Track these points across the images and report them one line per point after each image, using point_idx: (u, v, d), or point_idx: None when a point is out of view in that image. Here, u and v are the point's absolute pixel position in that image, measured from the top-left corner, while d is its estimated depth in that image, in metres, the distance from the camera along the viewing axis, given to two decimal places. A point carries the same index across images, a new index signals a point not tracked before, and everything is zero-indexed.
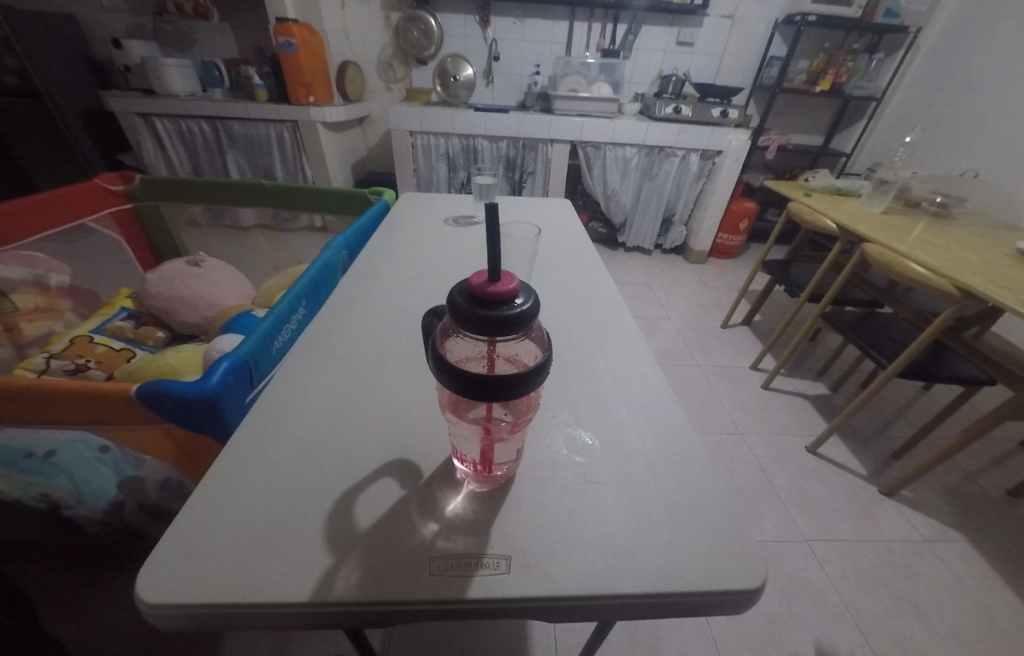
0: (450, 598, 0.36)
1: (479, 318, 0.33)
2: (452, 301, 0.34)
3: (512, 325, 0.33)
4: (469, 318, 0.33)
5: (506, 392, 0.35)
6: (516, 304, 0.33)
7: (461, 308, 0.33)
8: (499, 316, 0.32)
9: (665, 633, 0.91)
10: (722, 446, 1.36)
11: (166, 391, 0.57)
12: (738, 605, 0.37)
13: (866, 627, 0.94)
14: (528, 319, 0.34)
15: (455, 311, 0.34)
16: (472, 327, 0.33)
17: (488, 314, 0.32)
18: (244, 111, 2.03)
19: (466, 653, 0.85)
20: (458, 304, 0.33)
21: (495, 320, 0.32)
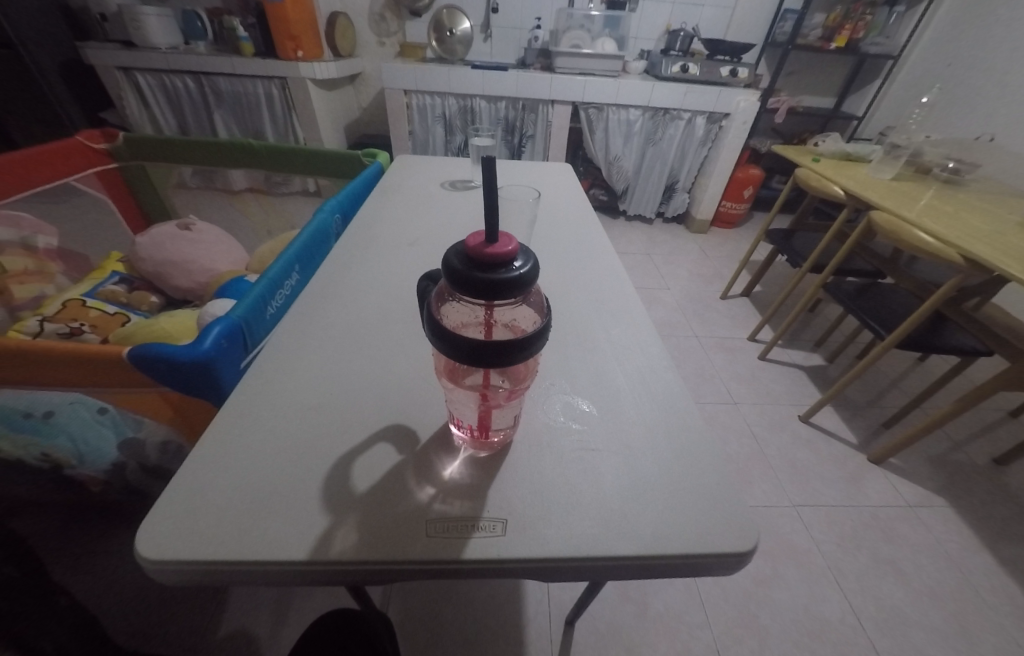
0: (446, 558, 0.36)
1: (475, 281, 0.31)
2: (448, 263, 0.32)
3: (510, 289, 0.31)
4: (466, 282, 0.31)
5: (503, 359, 0.34)
6: (515, 267, 0.32)
7: (457, 271, 0.32)
8: (496, 280, 0.31)
9: (654, 591, 0.94)
10: (717, 415, 1.37)
11: (158, 354, 0.56)
12: (729, 567, 0.38)
13: (846, 586, 0.98)
14: (528, 283, 0.32)
15: (451, 275, 0.32)
16: (469, 291, 0.32)
17: (484, 277, 0.31)
18: (229, 66, 1.92)
19: (463, 612, 0.88)
20: (454, 267, 0.32)
21: (492, 284, 0.31)
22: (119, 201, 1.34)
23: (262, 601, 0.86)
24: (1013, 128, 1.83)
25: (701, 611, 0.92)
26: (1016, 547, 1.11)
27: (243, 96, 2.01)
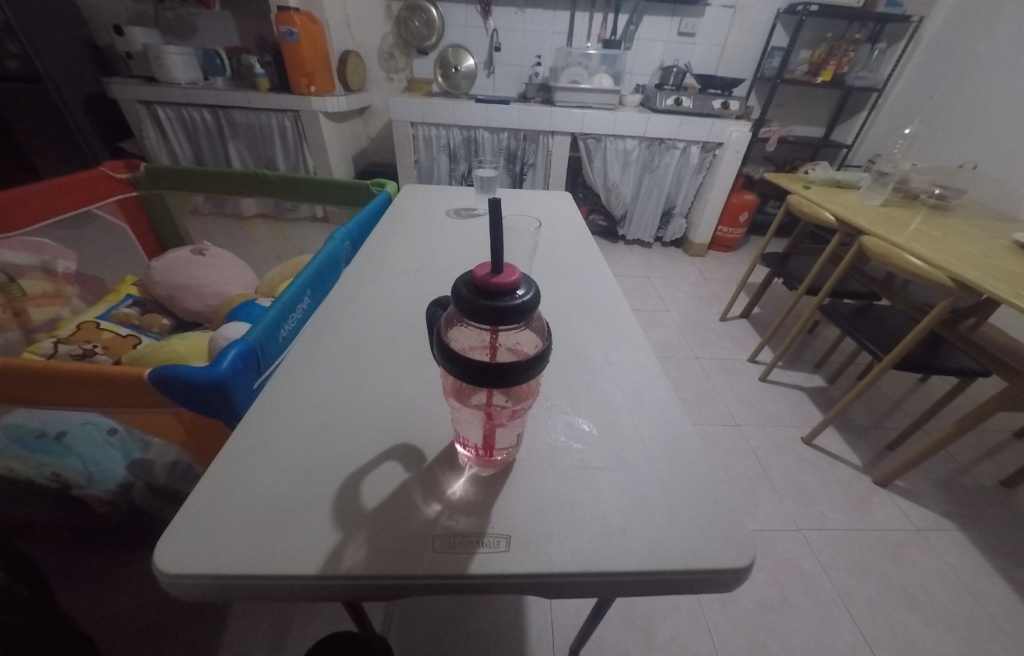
0: (452, 574, 0.37)
1: (481, 309, 0.33)
2: (456, 292, 0.35)
3: (514, 316, 0.34)
4: (472, 308, 0.34)
5: (506, 380, 0.36)
6: (518, 296, 0.34)
7: (463, 298, 0.34)
8: (500, 307, 0.33)
9: (660, 618, 0.93)
10: (719, 437, 1.37)
11: (177, 375, 0.58)
12: (729, 584, 0.38)
13: (856, 613, 0.96)
14: (530, 310, 0.35)
15: (459, 302, 0.35)
16: (476, 317, 0.34)
17: (489, 305, 0.33)
18: (244, 101, 2.02)
19: (467, 640, 0.86)
20: (461, 295, 0.34)
21: (497, 312, 0.33)
22: (136, 228, 1.39)
23: (261, 630, 0.85)
24: (996, 156, 1.90)
25: (708, 639, 0.90)
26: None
27: (257, 128, 2.11)
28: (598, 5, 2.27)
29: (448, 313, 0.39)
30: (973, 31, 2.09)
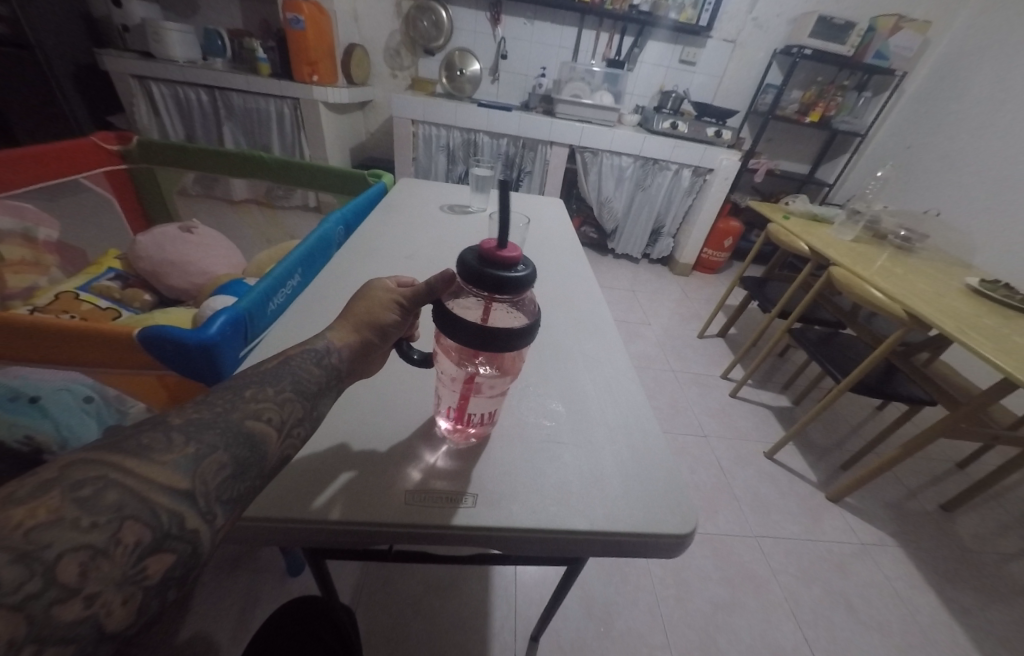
0: (421, 524, 0.41)
1: (483, 276, 0.37)
2: (461, 261, 0.38)
3: (512, 287, 0.37)
4: (474, 276, 0.38)
5: (495, 345, 0.39)
6: (517, 270, 0.38)
7: (468, 265, 0.38)
8: (502, 275, 0.37)
9: (618, 610, 0.97)
10: (687, 447, 1.43)
11: (165, 335, 0.56)
12: (672, 548, 0.43)
13: (801, 616, 1.02)
14: (525, 287, 0.38)
15: (462, 270, 0.38)
16: (475, 284, 0.38)
17: (488, 273, 0.37)
18: (244, 83, 2.01)
19: (432, 619, 0.89)
20: (467, 263, 0.38)
21: (498, 279, 0.37)
22: (122, 202, 1.37)
23: (226, 600, 0.86)
24: (958, 206, 2.05)
25: (661, 634, 0.94)
26: (958, 590, 1.18)
27: (255, 111, 2.10)
28: (604, 25, 2.35)
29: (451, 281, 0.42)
30: (949, 90, 2.25)
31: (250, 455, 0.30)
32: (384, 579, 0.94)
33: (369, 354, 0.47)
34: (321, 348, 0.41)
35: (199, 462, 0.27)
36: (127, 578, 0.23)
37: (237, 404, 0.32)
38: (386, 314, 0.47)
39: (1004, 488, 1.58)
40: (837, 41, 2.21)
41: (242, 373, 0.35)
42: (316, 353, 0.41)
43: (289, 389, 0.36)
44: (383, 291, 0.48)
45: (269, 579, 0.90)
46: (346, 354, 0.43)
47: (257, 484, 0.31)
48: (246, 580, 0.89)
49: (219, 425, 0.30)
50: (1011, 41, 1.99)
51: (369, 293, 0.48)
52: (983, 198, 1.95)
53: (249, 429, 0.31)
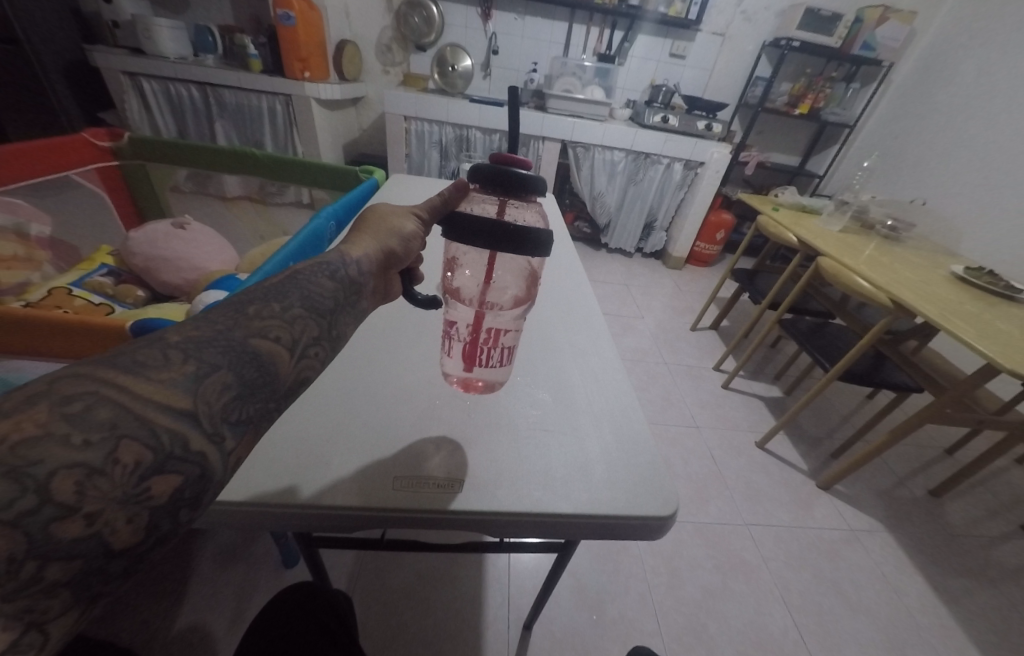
0: (407, 509, 0.41)
1: (497, 173, 0.37)
2: (472, 172, 0.39)
3: (527, 182, 0.38)
4: (486, 177, 0.38)
5: (512, 238, 0.35)
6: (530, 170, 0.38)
7: (480, 169, 0.38)
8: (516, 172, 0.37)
9: (611, 599, 0.98)
10: (680, 437, 1.45)
11: (158, 328, 0.56)
12: (653, 531, 0.44)
13: (790, 601, 1.04)
14: (539, 184, 0.38)
15: (473, 176, 0.39)
16: (485, 184, 0.38)
17: (501, 170, 0.37)
18: (235, 80, 2.00)
19: (425, 614, 0.90)
20: (477, 167, 0.38)
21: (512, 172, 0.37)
22: (114, 197, 1.36)
23: (220, 595, 0.86)
24: (945, 196, 2.07)
25: (654, 622, 0.96)
26: (945, 572, 1.20)
27: (246, 108, 2.09)
28: (595, 20, 2.35)
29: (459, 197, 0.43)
30: (937, 81, 2.27)
31: (256, 376, 0.31)
32: (376, 577, 0.94)
33: (387, 271, 0.47)
34: (330, 267, 0.41)
35: (199, 383, 0.27)
36: (130, 496, 0.23)
37: (239, 324, 0.32)
38: (400, 230, 0.48)
39: (991, 473, 1.61)
40: (825, 32, 2.23)
41: (248, 289, 0.35)
42: (328, 270, 0.40)
43: (297, 308, 0.36)
44: (396, 213, 0.49)
45: (264, 575, 0.90)
46: (359, 274, 0.42)
47: (267, 406, 0.31)
48: (241, 575, 0.90)
49: (220, 347, 0.30)
50: (996, 31, 2.01)
51: (382, 215, 0.49)
52: (968, 188, 1.97)
53: (254, 347, 0.31)
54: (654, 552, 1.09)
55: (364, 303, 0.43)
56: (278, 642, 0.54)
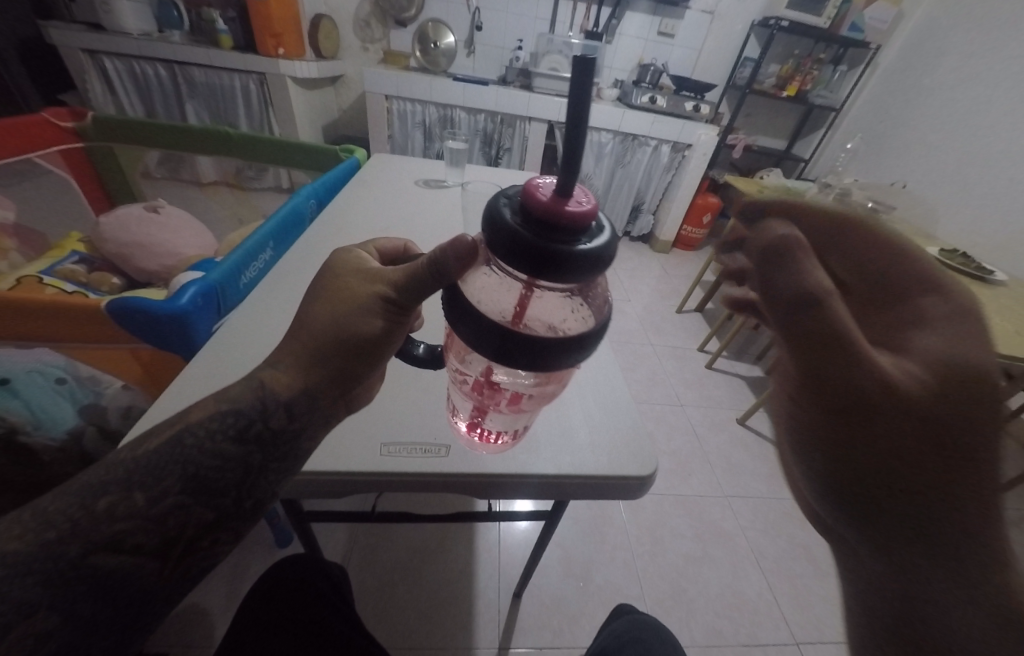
0: (396, 472, 0.42)
1: (552, 259, 0.24)
2: (501, 233, 0.25)
3: (594, 272, 0.25)
4: (530, 257, 0.24)
5: (558, 365, 0.28)
6: (600, 246, 0.25)
7: (522, 240, 0.24)
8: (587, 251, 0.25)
9: (597, 567, 1.02)
10: (663, 415, 1.48)
11: (135, 305, 0.56)
12: (634, 490, 0.46)
13: (764, 564, 1.10)
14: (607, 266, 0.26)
15: (505, 251, 0.25)
16: (512, 261, 0.25)
17: (552, 251, 0.24)
18: (204, 58, 1.92)
19: (417, 583, 0.92)
20: (520, 233, 0.24)
21: (583, 254, 0.24)
22: (81, 180, 1.29)
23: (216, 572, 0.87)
24: (924, 178, 2.11)
25: (637, 587, 1.00)
26: None
27: (218, 87, 2.00)
28: None
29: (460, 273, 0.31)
30: (921, 64, 2.29)
31: (107, 594, 0.31)
32: (371, 549, 0.97)
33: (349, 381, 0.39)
34: (249, 412, 0.36)
35: (6, 632, 0.27)
36: None
37: (83, 531, 0.31)
38: (359, 318, 0.36)
39: None
40: (814, 13, 2.22)
41: (119, 474, 0.33)
42: (240, 422, 0.36)
43: (175, 493, 0.33)
44: (356, 283, 0.37)
45: (257, 555, 0.90)
46: (293, 417, 0.37)
47: (121, 619, 0.32)
48: (233, 556, 0.90)
49: (38, 579, 0.29)
50: (980, 14, 2.02)
51: (336, 291, 0.37)
52: (947, 170, 2.01)
53: (101, 562, 0.31)
54: (638, 522, 1.13)
55: (308, 444, 0.39)
56: (275, 609, 0.56)
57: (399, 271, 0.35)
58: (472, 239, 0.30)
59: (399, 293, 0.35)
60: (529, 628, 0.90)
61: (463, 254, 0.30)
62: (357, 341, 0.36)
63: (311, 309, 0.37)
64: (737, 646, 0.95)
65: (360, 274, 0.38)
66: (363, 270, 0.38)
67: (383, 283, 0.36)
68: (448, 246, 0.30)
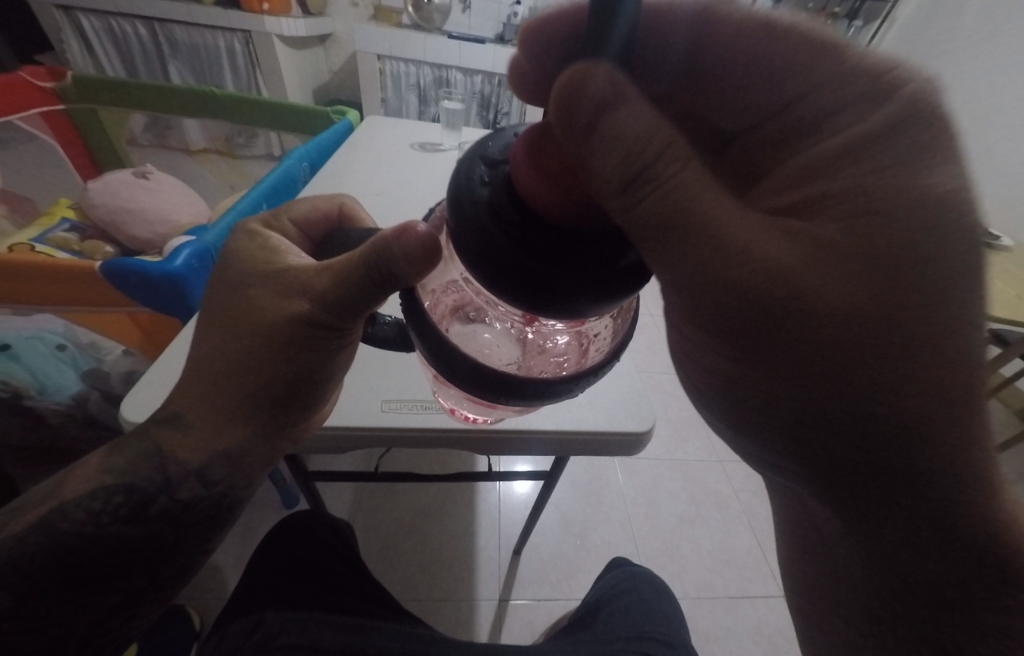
0: (399, 427, 0.43)
1: (539, 285, 0.20)
2: (473, 234, 0.20)
3: (600, 301, 0.21)
4: (512, 276, 0.20)
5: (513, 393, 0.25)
6: (607, 270, 0.20)
7: (502, 254, 0.20)
8: (589, 276, 0.20)
9: (594, 527, 1.06)
10: (662, 383, 1.48)
11: (130, 266, 0.55)
12: (632, 445, 0.47)
13: (756, 524, 1.15)
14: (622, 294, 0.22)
15: (476, 261, 0.20)
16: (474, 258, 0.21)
17: (518, 259, 0.19)
18: (185, 15, 1.81)
19: (422, 542, 0.96)
20: (500, 238, 0.20)
21: (583, 280, 0.20)
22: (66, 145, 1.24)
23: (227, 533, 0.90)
24: None
25: (633, 545, 1.04)
26: None
27: (201, 47, 1.91)
28: None
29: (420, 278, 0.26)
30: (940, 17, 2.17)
31: None
32: (377, 511, 1.00)
33: (307, 394, 0.37)
34: (140, 489, 0.36)
35: None
36: None
37: None
38: (300, 332, 0.33)
39: None
40: None
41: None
42: (145, 495, 0.36)
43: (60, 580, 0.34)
44: (288, 291, 0.33)
45: (267, 516, 0.93)
46: (208, 479, 0.38)
47: None
48: (242, 516, 0.92)
49: None
50: None
51: (268, 304, 0.34)
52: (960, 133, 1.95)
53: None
54: (635, 485, 1.16)
55: (241, 489, 0.40)
56: (284, 556, 0.58)
57: (332, 274, 0.31)
58: (422, 231, 0.25)
59: (335, 304, 0.31)
60: (528, 583, 0.95)
61: (420, 259, 0.25)
62: (306, 354, 0.34)
63: (243, 327, 0.34)
64: (726, 597, 1.01)
65: (288, 280, 0.33)
66: (292, 274, 0.34)
67: (314, 292, 0.31)
68: (392, 250, 0.25)
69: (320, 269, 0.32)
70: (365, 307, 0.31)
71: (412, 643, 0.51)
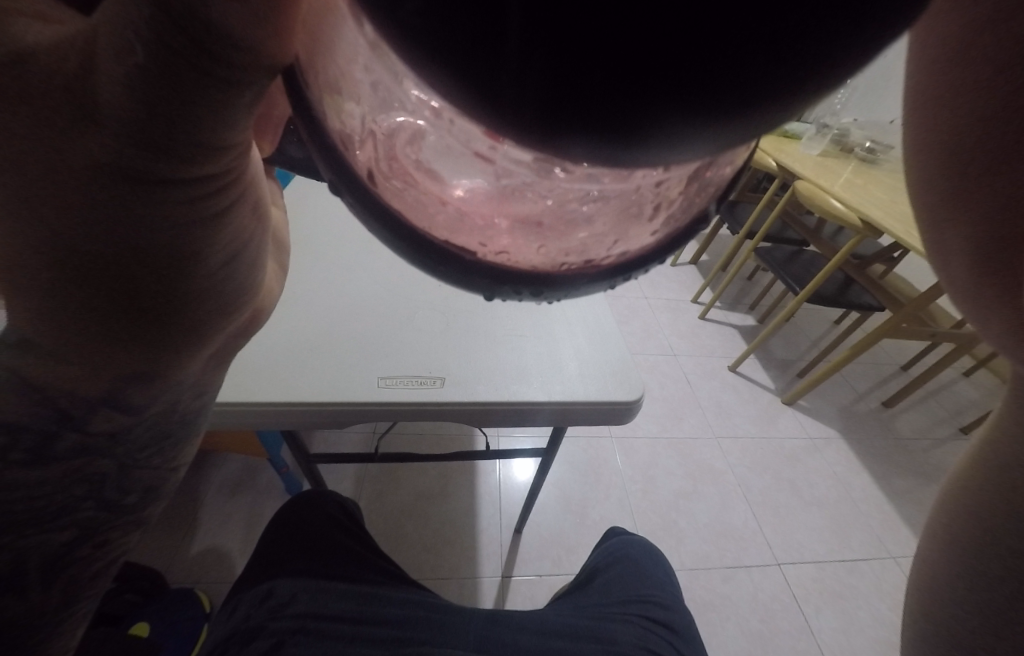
0: (397, 401, 0.45)
1: (514, 53, 0.09)
2: None
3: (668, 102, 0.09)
4: (453, 34, 0.09)
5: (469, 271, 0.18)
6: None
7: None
8: (662, 23, 0.08)
9: (593, 504, 1.08)
10: (657, 364, 1.48)
11: None
12: (624, 415, 0.49)
13: (751, 497, 1.18)
14: (739, 99, 0.09)
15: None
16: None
17: None
18: None
19: (424, 521, 0.99)
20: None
21: (641, 54, 0.08)
22: None
23: (233, 519, 0.92)
24: None
25: (631, 520, 1.07)
26: (893, 473, 1.33)
27: None
28: None
29: (292, 43, 0.15)
30: None
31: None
32: (380, 493, 1.02)
33: (194, 300, 0.24)
34: (31, 430, 0.24)
35: None
36: None
37: None
38: (122, 192, 0.18)
39: (938, 382, 1.72)
40: None
41: None
42: (44, 439, 0.25)
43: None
44: (30, 113, 0.16)
45: (271, 501, 0.94)
46: (127, 405, 0.27)
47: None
48: (248, 502, 0.94)
49: None
50: None
51: (16, 148, 0.17)
52: None
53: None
54: (632, 463, 1.18)
55: (188, 400, 0.31)
56: (288, 534, 0.59)
57: (96, 49, 0.15)
58: None
59: (141, 129, 0.16)
60: (529, 559, 0.97)
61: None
62: (167, 230, 0.20)
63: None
64: (722, 567, 1.04)
65: (1, 85, 0.16)
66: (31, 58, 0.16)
67: (89, 103, 0.16)
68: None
69: (73, 41, 0.15)
70: (206, 144, 0.17)
71: (419, 610, 0.53)
